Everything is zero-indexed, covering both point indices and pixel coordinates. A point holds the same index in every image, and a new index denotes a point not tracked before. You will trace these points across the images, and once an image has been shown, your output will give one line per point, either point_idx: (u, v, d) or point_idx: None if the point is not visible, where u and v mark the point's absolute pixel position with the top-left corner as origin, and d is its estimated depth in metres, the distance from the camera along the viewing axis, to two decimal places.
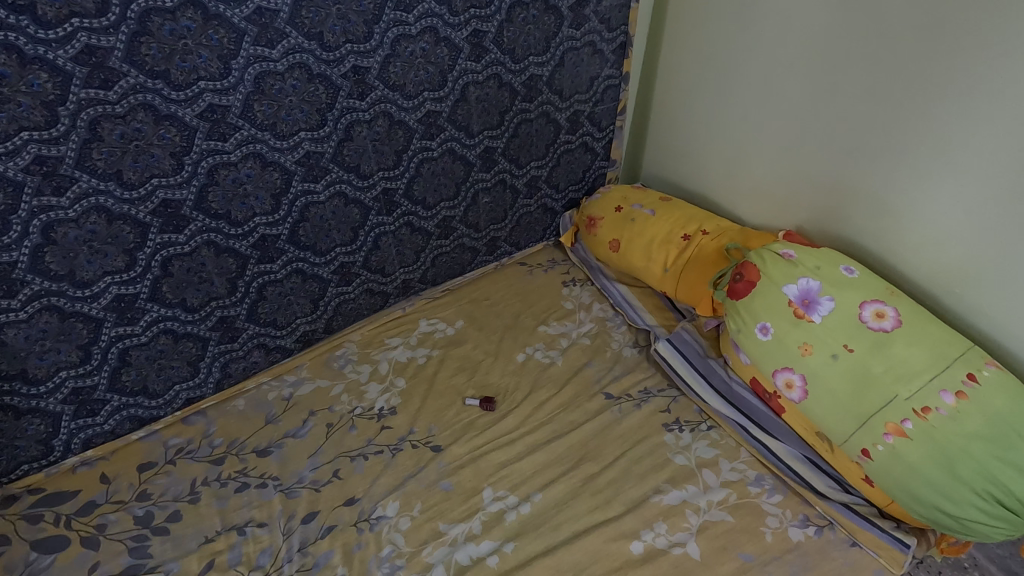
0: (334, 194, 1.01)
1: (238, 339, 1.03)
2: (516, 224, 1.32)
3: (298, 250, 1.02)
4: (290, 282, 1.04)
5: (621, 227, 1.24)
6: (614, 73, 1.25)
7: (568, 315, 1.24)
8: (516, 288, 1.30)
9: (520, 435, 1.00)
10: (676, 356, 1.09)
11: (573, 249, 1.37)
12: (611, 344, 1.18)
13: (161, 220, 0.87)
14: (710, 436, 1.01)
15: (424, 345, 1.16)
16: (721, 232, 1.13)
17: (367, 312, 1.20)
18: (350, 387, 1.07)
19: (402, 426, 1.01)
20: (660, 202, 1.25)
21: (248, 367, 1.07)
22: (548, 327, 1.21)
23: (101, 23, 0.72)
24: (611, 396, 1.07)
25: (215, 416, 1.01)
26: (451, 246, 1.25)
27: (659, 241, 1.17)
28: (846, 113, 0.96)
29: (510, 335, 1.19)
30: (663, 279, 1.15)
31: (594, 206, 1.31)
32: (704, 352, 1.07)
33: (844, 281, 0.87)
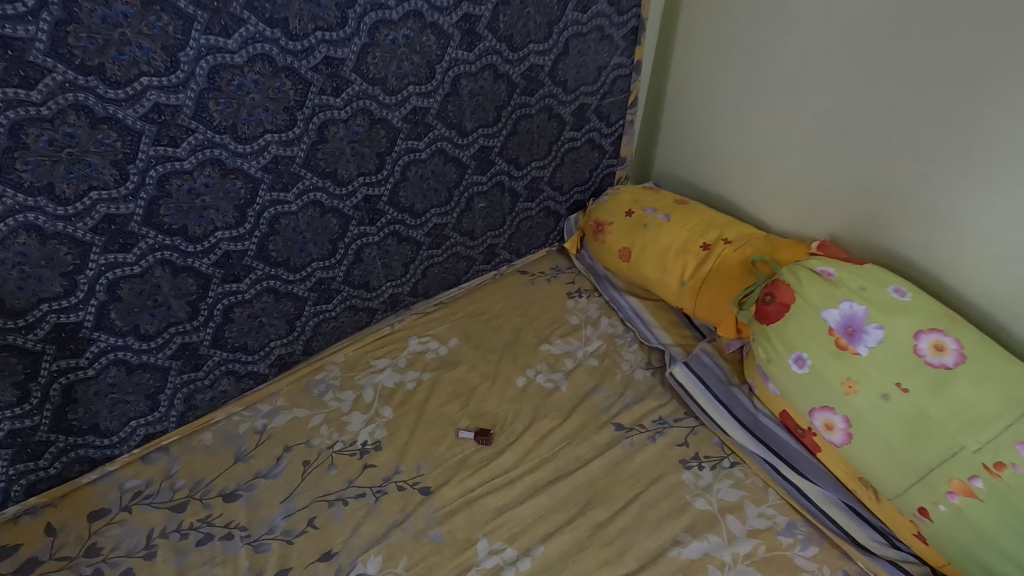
0: (308, 203, 0.89)
1: (203, 367, 0.92)
2: (515, 231, 1.20)
3: (268, 267, 0.91)
4: (261, 303, 0.93)
5: (633, 234, 1.11)
6: (625, 62, 1.12)
7: (573, 331, 1.12)
8: (516, 300, 1.19)
9: (520, 474, 0.89)
10: (694, 381, 0.97)
11: (579, 257, 1.25)
12: (621, 365, 1.06)
13: (104, 239, 0.75)
14: (733, 475, 0.90)
15: (414, 367, 1.05)
16: (744, 241, 1.00)
17: (352, 331, 1.09)
18: (330, 417, 0.96)
19: (387, 464, 0.90)
20: (675, 205, 1.13)
21: (217, 397, 0.96)
22: (551, 346, 1.09)
23: (15, 8, 0.59)
24: (622, 427, 0.96)
25: (178, 453, 0.91)
26: (444, 257, 1.13)
27: (675, 250, 1.05)
28: (893, 108, 0.84)
29: (509, 356, 1.07)
30: (679, 294, 1.03)
31: (601, 210, 1.19)
32: (726, 379, 0.96)
33: (895, 305, 0.75)
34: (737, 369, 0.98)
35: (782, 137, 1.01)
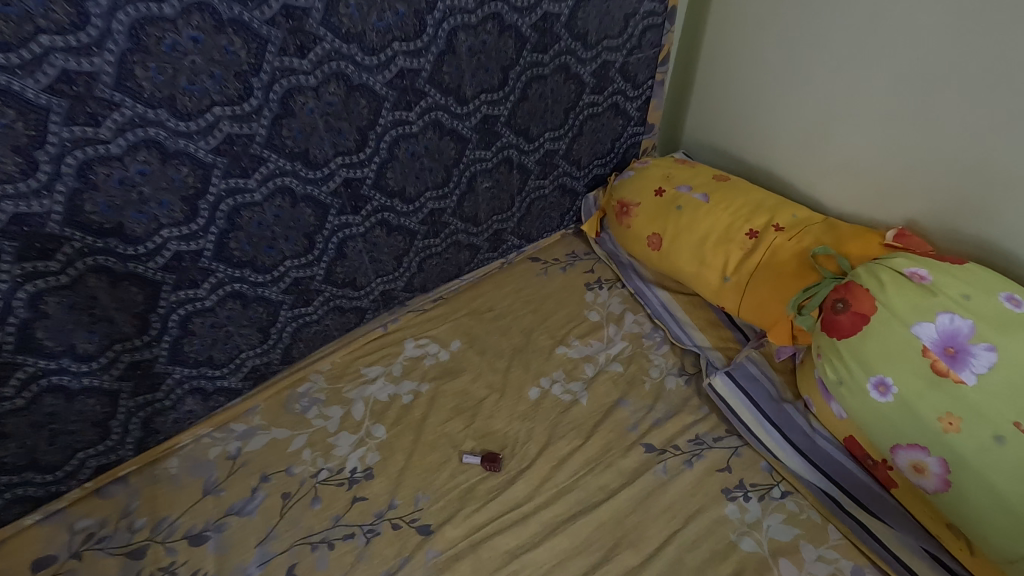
0: (274, 191, 0.74)
1: (161, 387, 0.79)
2: (525, 214, 1.04)
3: (231, 269, 0.76)
4: (226, 310, 0.79)
5: (664, 218, 0.95)
6: (656, 8, 0.93)
7: (593, 331, 0.98)
8: (526, 294, 1.04)
9: (536, 509, 0.76)
10: (739, 396, 0.82)
11: (598, 242, 1.10)
12: (650, 371, 0.92)
13: (18, 246, 0.59)
14: (785, 507, 0.76)
15: (410, 376, 0.91)
16: (801, 229, 0.84)
17: (340, 334, 0.95)
18: (314, 438, 0.84)
19: (380, 497, 0.77)
20: (714, 183, 0.96)
21: (182, 417, 0.83)
22: (568, 349, 0.95)
23: None
24: (653, 448, 0.83)
25: (138, 485, 0.79)
26: (443, 247, 0.98)
27: (715, 239, 0.89)
28: (1005, 63, 0.67)
29: (519, 362, 0.93)
30: (720, 291, 0.87)
31: (625, 188, 1.02)
32: (777, 395, 0.81)
33: (1004, 317, 0.61)
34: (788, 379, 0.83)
35: (853, 99, 0.83)
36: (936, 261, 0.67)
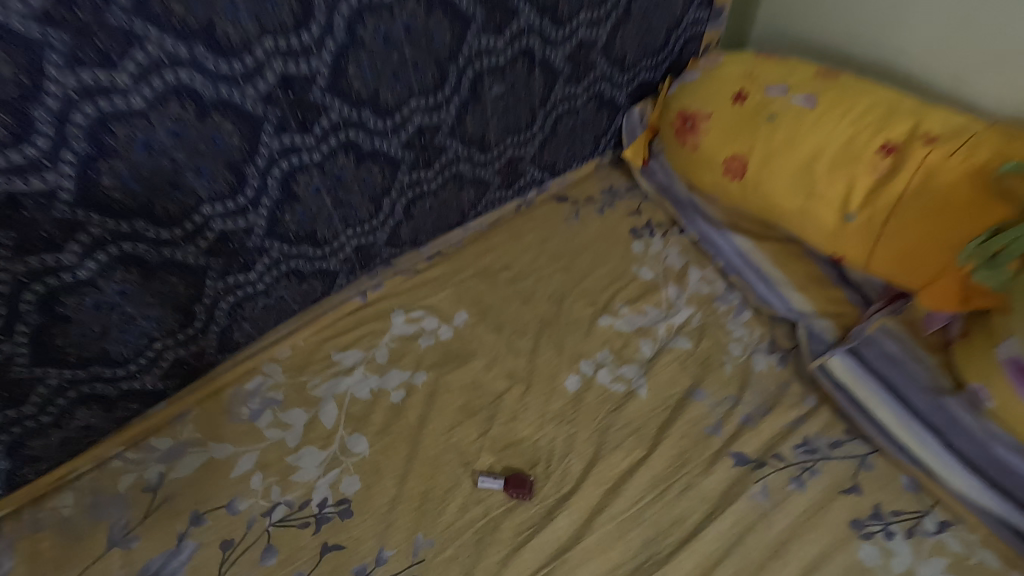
0: (165, 93, 0.46)
1: (31, 399, 0.53)
2: (550, 137, 0.77)
3: (113, 220, 0.49)
4: (116, 283, 0.52)
5: (749, 133, 0.67)
6: None
7: (647, 294, 0.72)
8: (553, 246, 0.78)
9: (585, 558, 0.53)
10: (864, 381, 0.58)
11: (646, 171, 0.82)
12: (729, 349, 0.67)
13: None
14: (944, 546, 0.53)
15: (401, 363, 0.67)
16: (971, 141, 0.57)
17: (302, 310, 0.69)
18: (266, 458, 0.60)
19: (363, 545, 0.54)
20: (822, 81, 0.68)
21: (75, 435, 0.58)
22: (613, 320, 0.69)
23: None
24: (745, 461, 0.59)
25: (15, 535, 0.55)
26: (438, 183, 0.70)
27: (829, 159, 0.62)
28: None
29: (549, 339, 0.68)
30: (838, 233, 0.61)
31: (689, 94, 0.74)
32: (931, 386, 0.55)
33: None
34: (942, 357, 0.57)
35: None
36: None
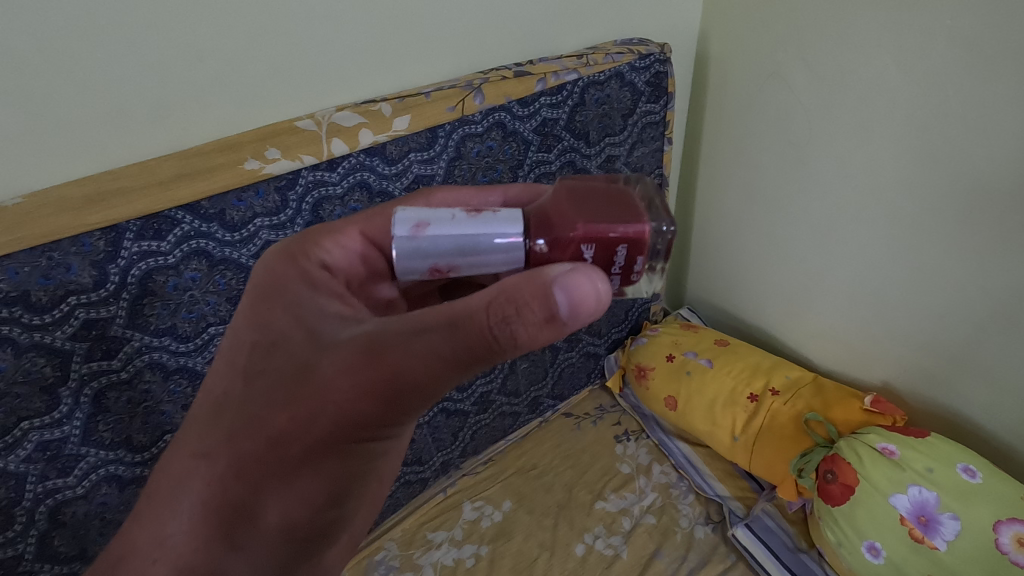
0: (189, 253, 0.79)
1: (73, 472, 0.81)
2: (556, 378, 1.47)
3: (147, 337, 0.80)
4: (144, 382, 0.83)
5: (680, 382, 1.43)
6: (599, 75, 1.10)
7: (622, 484, 1.38)
8: (561, 450, 1.46)
9: None
10: (757, 544, 1.22)
11: (620, 436, 1.49)
12: (678, 524, 1.30)
13: (86, 346, 0.75)
14: None
15: (472, 538, 1.29)
16: (790, 393, 1.31)
17: (434, 464, 1.33)
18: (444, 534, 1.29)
19: None
20: (713, 350, 1.46)
21: (94, 509, 0.86)
22: (606, 504, 1.34)
23: (97, 295, 0.73)
24: None
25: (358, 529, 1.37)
26: (511, 361, 1.31)
27: (722, 403, 1.36)
28: (925, 264, 1.06)
29: (563, 520, 1.31)
30: (731, 450, 1.34)
31: (646, 355, 1.51)
32: (790, 547, 1.21)
33: (969, 487, 1.02)
34: (798, 526, 1.25)
35: (820, 282, 1.28)
36: (907, 435, 1.12)
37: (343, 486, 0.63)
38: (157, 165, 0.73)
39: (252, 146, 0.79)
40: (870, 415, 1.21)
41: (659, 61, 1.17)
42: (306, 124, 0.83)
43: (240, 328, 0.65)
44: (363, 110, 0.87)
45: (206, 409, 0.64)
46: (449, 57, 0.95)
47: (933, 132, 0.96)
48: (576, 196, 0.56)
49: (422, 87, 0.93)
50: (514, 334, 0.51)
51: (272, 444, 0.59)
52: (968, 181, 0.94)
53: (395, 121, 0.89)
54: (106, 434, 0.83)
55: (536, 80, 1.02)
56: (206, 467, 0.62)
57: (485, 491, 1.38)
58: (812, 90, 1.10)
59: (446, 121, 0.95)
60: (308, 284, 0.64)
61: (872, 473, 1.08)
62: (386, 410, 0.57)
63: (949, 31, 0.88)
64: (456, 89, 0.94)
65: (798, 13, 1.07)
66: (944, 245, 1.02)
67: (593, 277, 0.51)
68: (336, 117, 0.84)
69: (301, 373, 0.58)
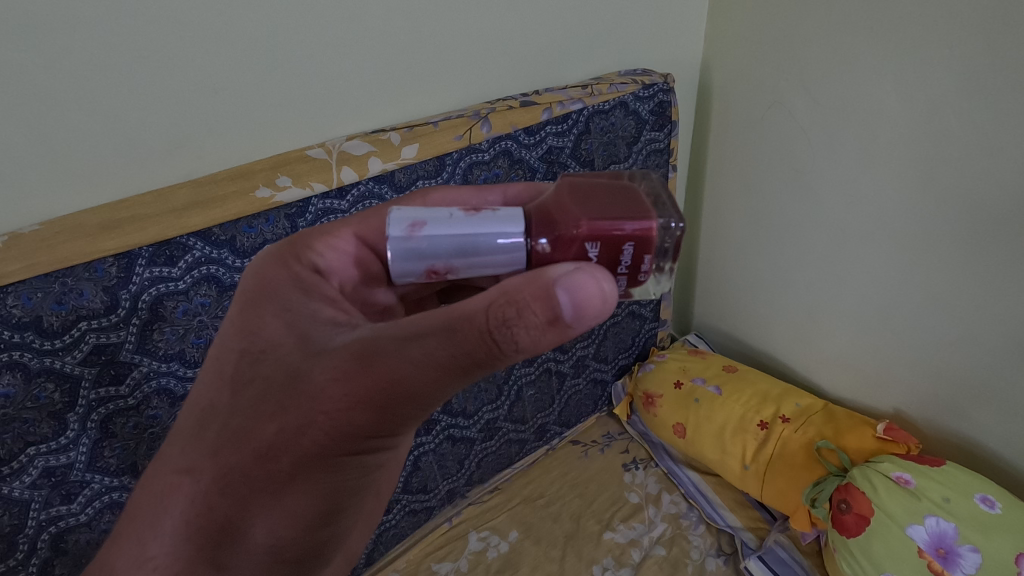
0: (199, 279, 0.78)
1: (77, 498, 0.79)
2: (563, 405, 1.43)
3: (156, 362, 0.79)
4: (151, 408, 0.81)
5: (688, 409, 1.39)
6: (603, 105, 1.10)
7: (631, 514, 1.33)
8: (568, 477, 1.43)
9: None
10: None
11: (629, 464, 1.45)
12: (689, 555, 1.26)
13: (95, 371, 0.74)
14: None
15: (477, 569, 1.25)
16: (800, 420, 1.27)
17: (440, 493, 1.29)
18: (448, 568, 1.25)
19: None
20: (719, 376, 1.43)
21: (97, 537, 0.83)
22: (614, 534, 1.29)
23: (108, 320, 0.73)
24: None
25: None
26: (517, 387, 1.28)
27: (732, 429, 1.32)
28: (932, 287, 1.05)
29: (571, 549, 1.27)
30: (741, 479, 1.30)
31: (654, 381, 1.47)
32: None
33: (989, 520, 0.98)
34: (812, 559, 1.21)
35: (827, 304, 1.26)
36: (920, 464, 1.08)
37: (334, 502, 0.61)
38: (173, 193, 0.73)
39: (264, 173, 0.79)
40: (883, 443, 1.18)
41: (662, 91, 1.18)
42: (317, 153, 0.83)
43: (229, 337, 0.63)
44: (372, 139, 0.87)
45: (190, 423, 0.63)
46: (455, 88, 0.95)
47: (936, 159, 0.95)
48: (581, 194, 0.55)
49: (431, 117, 0.93)
50: (515, 337, 0.49)
51: (262, 455, 0.57)
52: (970, 204, 0.93)
53: (404, 150, 0.89)
54: (114, 459, 0.80)
55: (542, 110, 1.02)
56: (190, 484, 0.60)
57: (490, 520, 1.34)
58: (813, 119, 1.09)
59: (453, 150, 0.95)
60: (300, 290, 0.62)
61: (886, 501, 1.04)
62: (378, 418, 0.55)
63: (947, 59, 0.88)
64: (463, 118, 0.94)
65: (798, 44, 1.07)
66: (950, 270, 1.01)
67: (599, 278, 0.49)
68: (346, 145, 0.85)
69: (291, 381, 0.56)
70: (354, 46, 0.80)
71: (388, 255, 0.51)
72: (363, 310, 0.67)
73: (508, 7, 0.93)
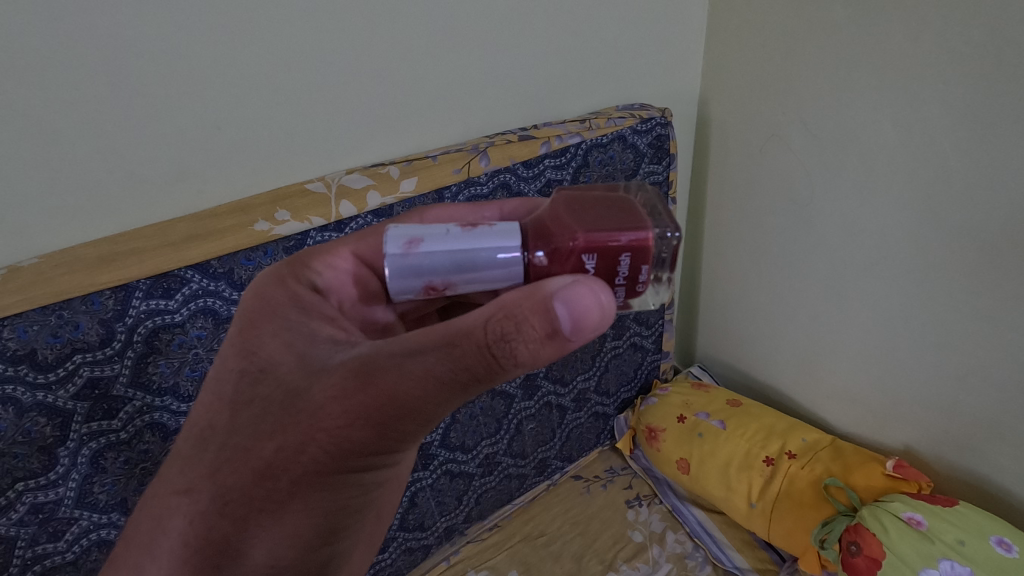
0: (196, 311, 0.77)
1: (65, 536, 0.76)
2: (564, 439, 1.40)
3: (150, 396, 0.77)
4: (144, 443, 0.78)
5: (693, 444, 1.36)
6: (602, 139, 1.11)
7: (636, 552, 1.29)
8: (570, 514, 1.38)
9: None
10: None
11: (633, 500, 1.41)
12: None
13: (87, 406, 0.72)
14: None
15: None
16: (807, 458, 1.23)
17: (437, 530, 1.25)
18: None
19: None
20: (723, 411, 1.40)
21: None
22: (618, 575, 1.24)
23: (103, 353, 0.71)
24: None
25: None
26: (517, 421, 1.26)
27: (737, 465, 1.29)
28: (937, 321, 1.03)
29: None
30: (749, 517, 1.25)
31: (657, 415, 1.44)
32: None
33: (1005, 562, 0.95)
34: None
35: (831, 336, 1.24)
36: (933, 504, 1.05)
37: (334, 522, 0.59)
38: (172, 227, 0.73)
39: (263, 208, 0.79)
40: (893, 481, 1.14)
41: (660, 125, 1.18)
42: (316, 187, 0.83)
43: (228, 357, 0.61)
44: (372, 173, 0.87)
45: (189, 444, 0.60)
46: (455, 121, 0.96)
47: (936, 191, 0.94)
48: (577, 207, 0.55)
49: (429, 150, 0.94)
50: (514, 351, 0.48)
51: (260, 475, 0.55)
52: (970, 238, 0.93)
53: (403, 183, 0.90)
54: (104, 495, 0.77)
55: (540, 144, 1.03)
56: (187, 505, 0.58)
57: (489, 560, 1.29)
58: (812, 153, 1.10)
59: (451, 183, 0.95)
60: (299, 308, 0.61)
61: (899, 543, 1.00)
62: (379, 435, 0.53)
63: (944, 94, 0.88)
64: (462, 152, 0.95)
65: (792, 80, 1.08)
66: (955, 302, 0.99)
67: (596, 289, 0.48)
68: (345, 179, 0.85)
69: (290, 399, 0.54)
70: (355, 82, 0.81)
71: (386, 272, 0.51)
72: (362, 330, 0.66)
73: (507, 44, 0.94)
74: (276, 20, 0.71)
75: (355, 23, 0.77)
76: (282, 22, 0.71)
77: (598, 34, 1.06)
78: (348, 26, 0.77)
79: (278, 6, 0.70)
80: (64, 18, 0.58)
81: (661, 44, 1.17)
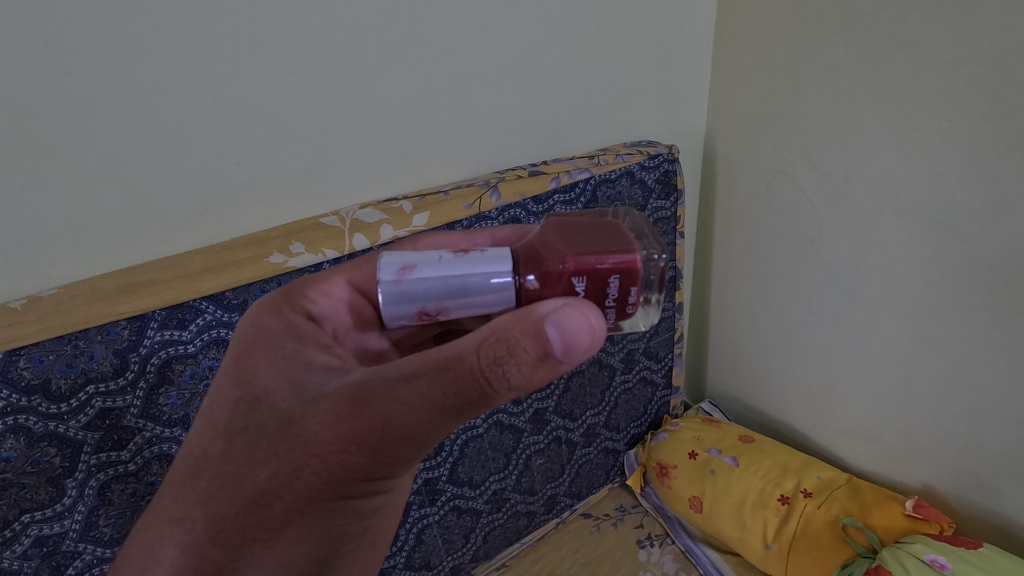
0: (209, 342, 0.79)
1: (68, 570, 0.75)
2: (573, 475, 1.38)
3: (159, 427, 0.77)
4: (151, 475, 0.78)
5: (705, 482, 1.33)
6: (611, 175, 1.13)
7: None
8: (579, 554, 1.35)
9: None
10: None
11: (644, 540, 1.37)
12: None
13: (97, 436, 0.73)
14: None
15: None
16: (824, 497, 1.20)
17: (443, 569, 1.22)
18: None
19: None
20: (735, 447, 1.38)
21: None
22: None
23: (116, 383, 0.73)
24: None
25: None
26: (526, 456, 1.24)
27: (751, 504, 1.26)
28: (950, 357, 1.02)
29: None
30: (765, 559, 1.21)
31: (667, 451, 1.41)
32: None
33: None
34: None
35: (843, 371, 1.23)
36: (955, 546, 1.01)
37: (328, 550, 0.58)
38: (188, 258, 0.75)
39: (278, 240, 0.81)
40: (913, 522, 1.11)
41: (668, 161, 1.20)
42: (331, 221, 0.85)
43: (224, 387, 0.62)
44: (385, 208, 0.89)
45: (184, 472, 0.61)
46: (467, 159, 0.99)
47: (943, 226, 0.95)
48: (566, 231, 0.56)
49: (442, 185, 0.97)
50: (506, 375, 0.48)
51: (253, 504, 0.55)
52: (979, 273, 0.93)
53: (415, 218, 0.92)
54: (108, 529, 0.77)
55: (549, 179, 1.05)
56: (180, 535, 0.57)
57: None
58: (819, 188, 1.11)
59: (463, 217, 0.97)
60: (294, 336, 0.62)
61: None
62: (374, 461, 0.53)
63: (948, 132, 0.89)
64: (473, 187, 0.97)
65: (795, 119, 1.11)
66: (967, 336, 0.98)
67: (586, 312, 0.48)
68: (359, 213, 0.87)
69: (283, 426, 0.55)
70: (370, 121, 0.84)
71: (380, 300, 0.52)
72: (355, 356, 0.66)
73: (517, 84, 0.98)
74: (296, 65, 0.74)
75: (372, 67, 0.81)
76: (303, 65, 0.75)
77: (605, 75, 1.09)
78: (366, 69, 0.80)
79: (300, 51, 0.74)
80: (87, 63, 0.61)
81: (668, 84, 1.21)
